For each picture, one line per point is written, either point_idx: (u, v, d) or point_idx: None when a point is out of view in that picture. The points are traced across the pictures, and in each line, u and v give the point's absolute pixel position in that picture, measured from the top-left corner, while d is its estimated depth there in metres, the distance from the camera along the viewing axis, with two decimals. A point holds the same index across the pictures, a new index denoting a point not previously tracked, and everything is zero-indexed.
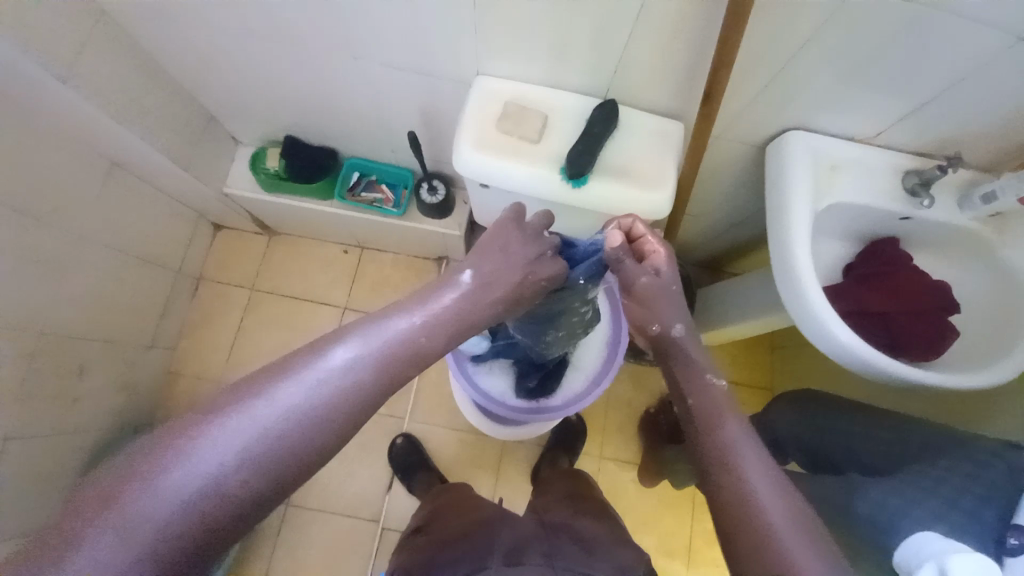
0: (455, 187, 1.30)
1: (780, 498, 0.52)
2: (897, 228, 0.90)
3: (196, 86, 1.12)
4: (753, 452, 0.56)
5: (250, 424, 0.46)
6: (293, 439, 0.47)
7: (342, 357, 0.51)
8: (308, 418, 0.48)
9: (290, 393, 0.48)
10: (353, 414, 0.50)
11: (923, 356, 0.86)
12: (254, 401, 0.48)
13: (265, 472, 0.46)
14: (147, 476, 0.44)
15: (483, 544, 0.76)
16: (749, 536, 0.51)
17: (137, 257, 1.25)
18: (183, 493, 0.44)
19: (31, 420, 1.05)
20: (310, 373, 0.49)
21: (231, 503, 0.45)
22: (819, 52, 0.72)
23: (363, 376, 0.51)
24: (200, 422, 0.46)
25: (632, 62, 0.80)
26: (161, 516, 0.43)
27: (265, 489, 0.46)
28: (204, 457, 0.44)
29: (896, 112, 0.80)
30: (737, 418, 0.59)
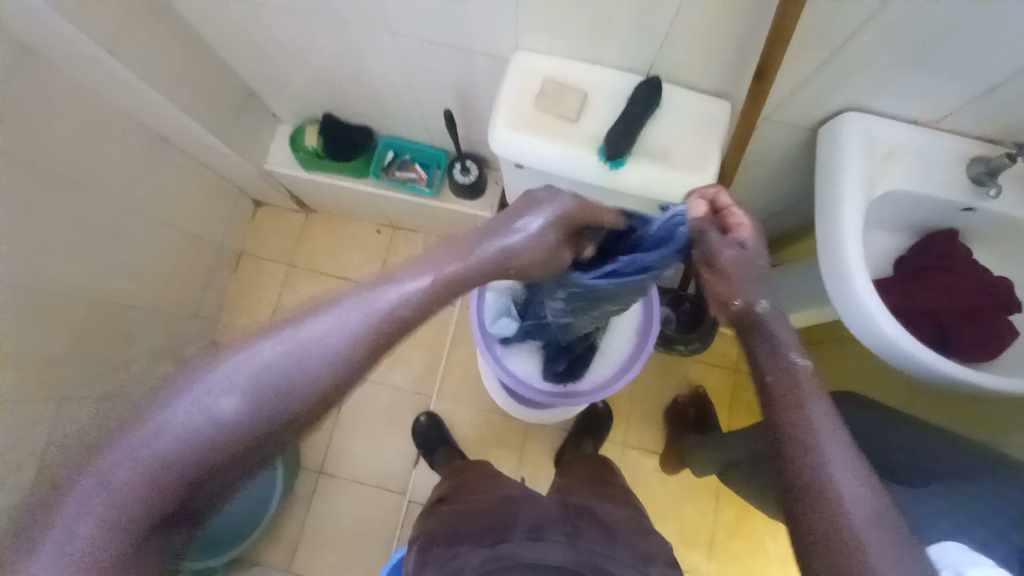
0: (487, 168, 1.29)
1: (860, 490, 0.51)
2: (957, 220, 0.85)
3: (239, 62, 1.15)
4: (836, 441, 0.53)
5: (243, 385, 0.50)
6: (280, 397, 0.51)
7: (302, 338, 0.52)
8: (295, 384, 0.51)
9: (280, 359, 0.51)
10: (337, 382, 0.53)
11: (976, 356, 0.81)
12: (265, 346, 0.52)
13: (268, 409, 0.51)
14: (171, 401, 0.49)
15: (505, 518, 0.79)
16: (826, 529, 0.50)
17: (183, 229, 1.31)
18: (200, 419, 0.49)
19: (86, 378, 1.13)
20: (300, 340, 0.52)
21: (239, 431, 0.50)
22: (884, 28, 0.67)
23: (352, 344, 0.53)
24: (220, 360, 0.51)
25: (678, 38, 0.77)
26: (180, 437, 0.48)
27: (268, 424, 0.51)
28: (219, 390, 0.50)
29: (967, 94, 0.74)
30: (822, 404, 0.55)
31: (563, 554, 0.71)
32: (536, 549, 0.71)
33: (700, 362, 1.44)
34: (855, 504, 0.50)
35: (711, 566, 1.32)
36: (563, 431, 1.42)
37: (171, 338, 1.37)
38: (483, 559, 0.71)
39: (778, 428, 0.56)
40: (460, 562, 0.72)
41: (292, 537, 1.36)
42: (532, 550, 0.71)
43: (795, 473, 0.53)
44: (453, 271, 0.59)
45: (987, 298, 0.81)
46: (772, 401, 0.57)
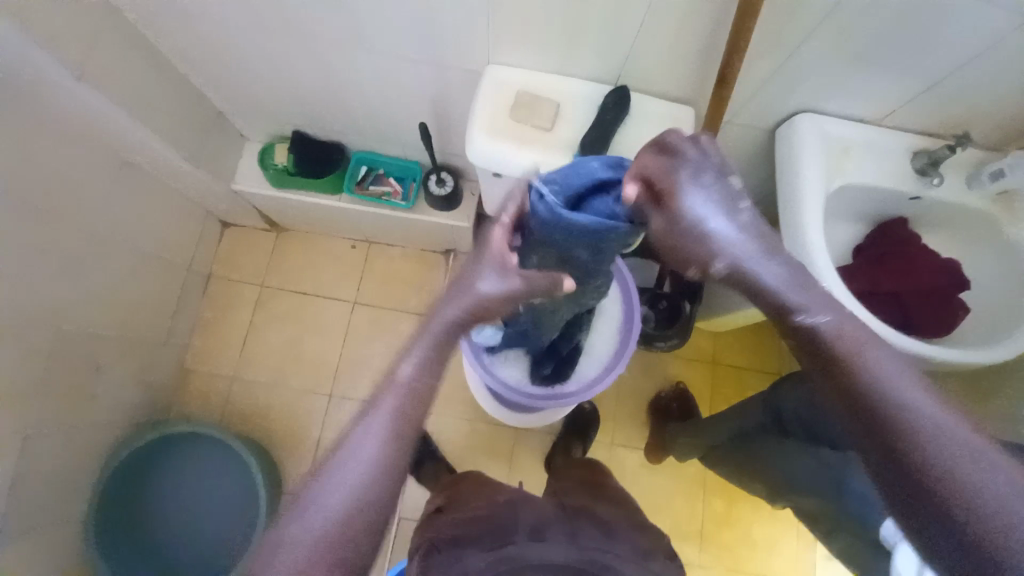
0: (463, 178, 1.31)
1: (949, 425, 0.47)
2: (906, 210, 0.91)
3: (203, 80, 1.12)
4: (903, 375, 0.49)
5: (314, 508, 0.54)
6: (360, 493, 0.55)
7: (358, 440, 0.57)
8: (358, 494, 0.55)
9: (332, 484, 0.55)
10: (395, 476, 0.56)
11: (931, 332, 0.89)
12: (332, 461, 0.57)
13: (357, 508, 0.55)
14: (277, 542, 0.54)
15: (506, 522, 0.79)
16: (933, 478, 0.45)
17: (151, 255, 1.26)
18: (303, 544, 0.53)
19: (51, 418, 1.07)
20: (346, 458, 0.56)
21: (340, 538, 0.54)
22: (832, 34, 0.73)
23: (396, 439, 0.57)
24: (303, 490, 0.57)
25: (644, 48, 0.80)
26: (293, 568, 0.52)
27: (362, 520, 0.54)
28: (310, 515, 0.54)
29: (908, 94, 0.81)
30: (880, 341, 0.51)
31: (567, 553, 0.71)
32: (540, 550, 0.71)
33: (678, 358, 1.48)
34: (949, 439, 0.46)
35: (704, 557, 1.35)
36: (551, 435, 1.43)
37: (140, 369, 1.30)
38: (490, 562, 0.70)
39: (861, 371, 0.49)
40: (464, 565, 0.70)
41: None
42: (536, 551, 0.71)
43: (883, 425, 0.48)
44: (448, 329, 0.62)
45: (938, 280, 0.90)
46: (826, 349, 0.51)
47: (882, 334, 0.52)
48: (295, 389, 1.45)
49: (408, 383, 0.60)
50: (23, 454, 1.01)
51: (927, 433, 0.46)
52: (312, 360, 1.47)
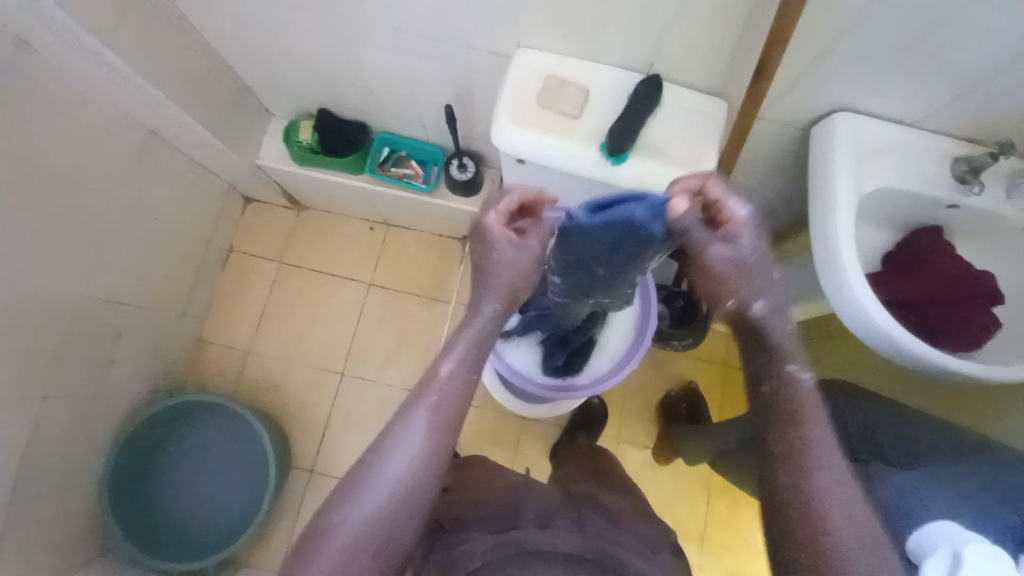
0: (484, 165, 1.30)
1: (839, 496, 0.62)
2: (940, 217, 0.88)
3: (231, 54, 1.13)
4: (833, 455, 0.65)
5: (369, 493, 0.62)
6: (411, 478, 0.63)
7: (407, 434, 0.66)
8: (407, 484, 0.63)
9: (383, 475, 0.63)
10: (438, 469, 0.65)
11: (958, 346, 0.86)
12: (383, 452, 0.65)
13: (408, 493, 0.63)
14: (331, 524, 0.61)
15: (513, 507, 0.78)
16: (819, 531, 0.61)
17: (173, 226, 1.28)
18: (359, 523, 0.61)
19: (71, 379, 1.09)
20: (393, 454, 0.64)
21: (392, 518, 0.62)
22: (874, 30, 0.70)
23: (438, 436, 0.66)
24: (353, 479, 0.64)
25: (678, 36, 0.78)
26: (350, 543, 0.60)
27: (410, 503, 0.63)
28: (364, 500, 0.62)
29: (951, 96, 0.77)
30: (819, 419, 0.67)
31: (573, 541, 0.71)
32: (545, 535, 0.71)
33: (690, 359, 1.46)
34: (845, 508, 0.62)
35: (704, 558, 1.35)
36: (557, 428, 1.43)
37: (158, 337, 1.33)
38: (493, 545, 0.69)
39: (796, 437, 0.67)
40: (469, 547, 0.70)
41: (285, 536, 1.36)
42: (541, 536, 0.71)
43: (786, 478, 0.65)
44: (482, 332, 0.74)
45: (971, 292, 0.86)
46: (775, 412, 0.69)
47: (824, 417, 0.68)
48: (307, 366, 1.47)
49: (446, 385, 0.69)
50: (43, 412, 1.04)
51: (817, 491, 0.63)
52: (325, 338, 1.48)
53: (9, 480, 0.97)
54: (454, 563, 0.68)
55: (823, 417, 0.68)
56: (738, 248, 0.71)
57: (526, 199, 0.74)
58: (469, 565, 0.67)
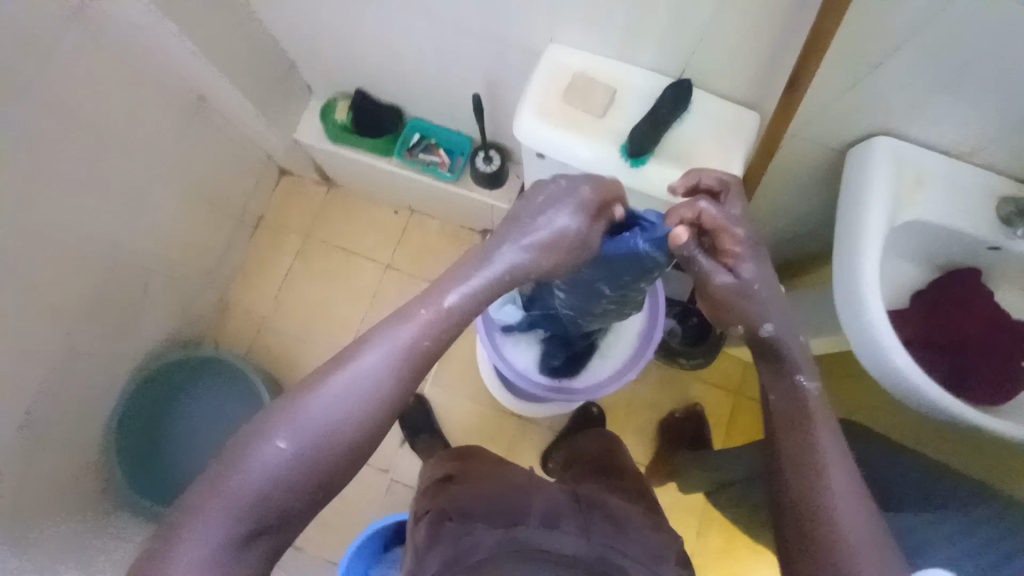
0: (510, 160, 1.30)
1: (854, 509, 0.54)
2: (978, 259, 0.83)
3: (278, 29, 1.17)
4: (845, 464, 0.56)
5: (297, 428, 0.55)
6: (349, 426, 0.56)
7: (355, 373, 0.57)
8: (350, 417, 0.56)
9: (327, 400, 0.56)
10: (390, 411, 0.58)
11: (982, 397, 0.80)
12: (326, 385, 0.56)
13: (341, 443, 0.56)
14: (252, 450, 0.54)
15: (520, 505, 0.77)
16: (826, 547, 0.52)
17: (209, 189, 1.34)
18: (278, 460, 0.54)
19: (96, 321, 1.15)
20: (342, 380, 0.56)
21: (317, 463, 0.55)
22: (921, 51, 0.66)
23: (395, 372, 0.58)
24: (288, 405, 0.56)
25: (714, 41, 0.76)
26: (264, 478, 0.54)
27: (341, 453, 0.56)
28: (290, 436, 0.55)
29: (1002, 130, 0.73)
30: (827, 423, 0.59)
31: (577, 545, 0.70)
32: (551, 538, 0.70)
33: (700, 381, 1.42)
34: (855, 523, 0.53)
35: None
36: (554, 432, 1.41)
37: (183, 294, 1.39)
38: (498, 540, 0.70)
39: (799, 447, 0.58)
40: (473, 539, 0.71)
41: None
42: (547, 538, 0.70)
43: (794, 493, 0.56)
44: (487, 284, 0.63)
45: (1007, 342, 0.79)
46: (775, 418, 0.61)
47: (831, 419, 0.59)
48: (318, 339, 1.50)
49: (425, 316, 0.60)
50: (67, 348, 1.10)
51: (831, 509, 0.54)
52: (338, 314, 1.52)
53: (28, 407, 1.03)
54: (458, 554, 0.69)
55: (832, 424, 0.59)
56: (742, 272, 0.66)
57: (593, 202, 0.66)
58: (474, 557, 0.68)
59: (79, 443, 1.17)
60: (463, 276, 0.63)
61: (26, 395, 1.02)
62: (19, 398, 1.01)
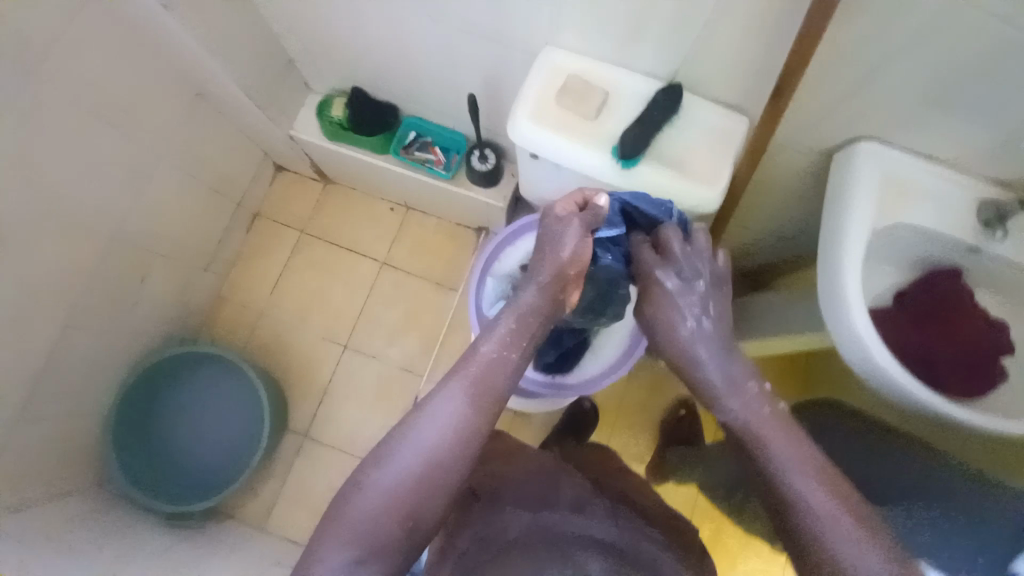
0: (506, 159, 1.32)
1: (826, 503, 0.58)
2: (960, 260, 0.85)
3: (276, 25, 1.18)
4: (803, 462, 0.61)
5: (395, 464, 0.62)
6: (439, 456, 0.63)
7: (438, 410, 0.65)
8: (437, 454, 0.63)
9: (413, 444, 0.63)
10: (471, 443, 0.64)
11: (957, 394, 0.83)
12: (413, 425, 0.65)
13: (433, 471, 0.62)
14: (356, 491, 0.62)
15: (550, 489, 0.82)
16: (813, 545, 0.56)
17: (206, 184, 1.35)
18: (381, 494, 0.61)
19: (93, 313, 1.16)
20: (423, 425, 0.64)
21: (415, 491, 0.61)
22: (904, 61, 0.69)
23: (469, 412, 0.65)
24: (382, 448, 0.65)
25: (705, 47, 0.78)
26: (371, 512, 0.60)
27: (434, 481, 0.62)
28: (388, 470, 0.62)
29: (980, 138, 0.75)
30: (782, 432, 0.64)
31: (606, 533, 0.74)
32: (581, 522, 0.75)
33: None
34: (828, 509, 0.57)
35: None
36: (547, 427, 1.43)
37: (180, 288, 1.40)
38: (528, 522, 0.74)
39: (762, 460, 0.62)
40: (504, 521, 0.75)
41: (272, 494, 1.42)
42: (576, 522, 0.74)
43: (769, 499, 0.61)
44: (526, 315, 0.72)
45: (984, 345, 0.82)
46: (738, 439, 0.66)
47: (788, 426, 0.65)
48: (313, 334, 1.52)
49: (490, 358, 0.69)
50: (66, 342, 1.11)
51: (802, 511, 0.58)
52: (333, 309, 1.53)
53: (23, 398, 1.04)
54: (490, 534, 0.73)
55: (784, 431, 0.64)
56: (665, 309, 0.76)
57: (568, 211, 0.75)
58: (505, 536, 0.73)
59: (72, 433, 1.18)
60: (492, 326, 0.71)
61: (22, 385, 1.03)
62: (15, 389, 1.02)
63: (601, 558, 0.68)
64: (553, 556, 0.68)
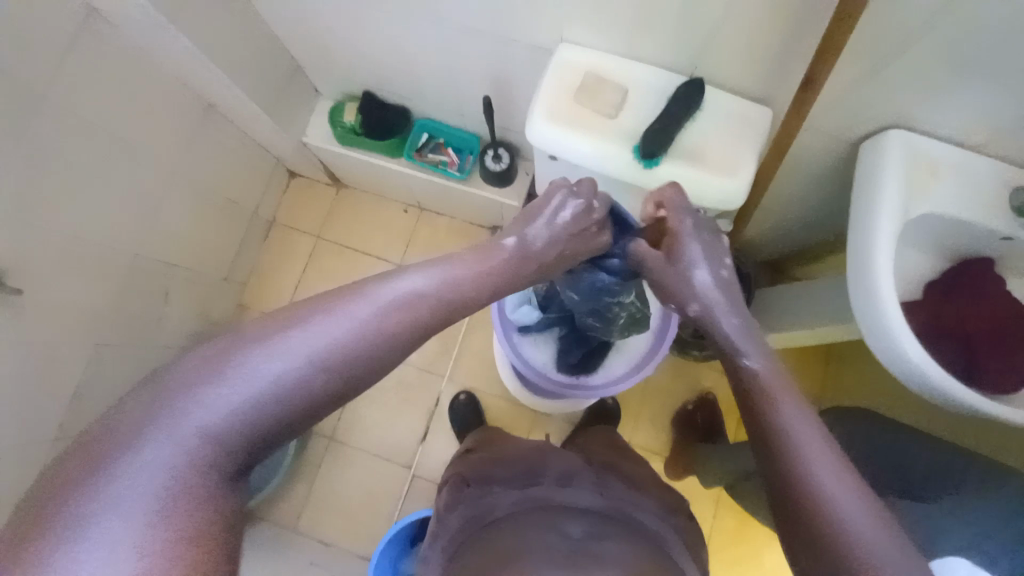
0: (519, 157, 1.30)
1: (852, 492, 0.49)
2: (994, 247, 0.84)
3: (284, 33, 1.17)
4: (819, 437, 0.53)
5: (290, 349, 0.50)
6: (341, 363, 0.51)
7: (356, 314, 0.53)
8: (359, 346, 0.52)
9: (342, 322, 0.52)
10: (380, 356, 0.54)
11: (999, 388, 0.81)
12: (327, 317, 0.52)
13: (331, 376, 0.51)
14: (225, 370, 0.48)
15: (536, 465, 0.77)
16: (834, 542, 0.47)
17: (221, 195, 1.35)
18: (255, 385, 0.48)
19: (120, 328, 1.18)
20: (347, 312, 0.53)
21: (302, 391, 0.50)
22: (933, 46, 0.67)
23: (399, 319, 0.55)
24: (281, 328, 0.51)
25: (726, 39, 0.76)
26: (237, 399, 0.48)
27: (330, 390, 0.51)
28: (272, 358, 0.49)
29: (1014, 121, 0.73)
30: (796, 400, 0.56)
31: (592, 499, 0.69)
32: (567, 494, 0.69)
33: (713, 369, 1.44)
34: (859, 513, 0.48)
35: None
36: (570, 423, 1.43)
37: (202, 299, 1.42)
38: (517, 498, 0.69)
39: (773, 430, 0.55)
40: (492, 500, 0.70)
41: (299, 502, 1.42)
42: (563, 494, 0.69)
43: (787, 485, 0.51)
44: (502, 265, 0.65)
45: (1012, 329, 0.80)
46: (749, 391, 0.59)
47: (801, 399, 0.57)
48: None
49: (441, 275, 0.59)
50: (96, 357, 1.14)
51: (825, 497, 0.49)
52: None
53: (62, 414, 1.06)
54: (479, 513, 0.69)
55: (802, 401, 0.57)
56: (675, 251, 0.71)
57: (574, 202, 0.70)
58: (493, 515, 0.68)
59: None
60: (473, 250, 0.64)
61: (60, 402, 1.05)
62: (53, 405, 1.04)
63: (583, 521, 0.64)
64: (537, 525, 0.63)
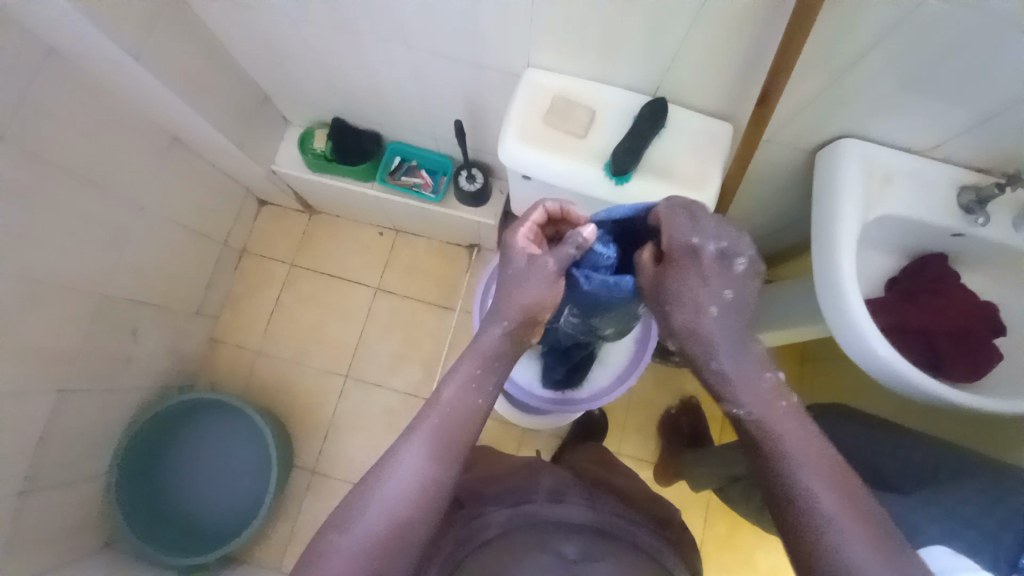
0: (493, 176, 1.32)
1: (842, 506, 0.56)
2: (947, 245, 0.89)
3: (250, 63, 1.16)
4: (814, 455, 0.59)
5: (359, 524, 0.58)
6: (405, 514, 0.59)
7: (402, 470, 0.60)
8: (409, 495, 0.59)
9: (388, 482, 0.60)
10: (433, 493, 0.60)
11: (964, 377, 0.85)
12: (380, 481, 0.60)
13: (399, 531, 0.58)
14: (317, 564, 0.57)
15: (529, 480, 0.77)
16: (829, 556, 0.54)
17: (190, 228, 1.32)
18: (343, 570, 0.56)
19: (87, 373, 1.13)
20: (394, 468, 0.61)
21: (381, 555, 0.57)
22: (879, 60, 0.71)
23: (440, 454, 0.62)
24: (348, 508, 0.60)
25: (686, 60, 0.80)
26: None
27: (403, 544, 0.58)
28: (349, 539, 0.57)
29: (955, 127, 0.78)
30: (791, 417, 0.61)
31: (585, 514, 0.70)
32: (560, 511, 0.69)
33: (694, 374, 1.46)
34: (854, 535, 0.54)
35: None
36: (558, 437, 1.43)
37: (172, 335, 1.37)
38: (509, 516, 0.68)
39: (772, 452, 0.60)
40: (484, 519, 0.68)
41: (285, 539, 1.38)
42: (556, 511, 0.69)
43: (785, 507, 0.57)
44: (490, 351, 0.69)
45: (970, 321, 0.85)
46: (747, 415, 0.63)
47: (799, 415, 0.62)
48: (315, 368, 1.49)
49: (452, 392, 0.66)
50: (60, 406, 1.08)
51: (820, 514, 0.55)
52: (332, 340, 1.51)
53: (23, 469, 1.00)
54: (470, 533, 0.67)
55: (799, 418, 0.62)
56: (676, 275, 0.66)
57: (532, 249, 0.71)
58: (485, 535, 0.66)
59: (74, 498, 1.13)
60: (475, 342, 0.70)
61: (21, 456, 1.00)
62: (11, 461, 0.98)
63: (576, 541, 0.65)
64: (532, 548, 0.64)
